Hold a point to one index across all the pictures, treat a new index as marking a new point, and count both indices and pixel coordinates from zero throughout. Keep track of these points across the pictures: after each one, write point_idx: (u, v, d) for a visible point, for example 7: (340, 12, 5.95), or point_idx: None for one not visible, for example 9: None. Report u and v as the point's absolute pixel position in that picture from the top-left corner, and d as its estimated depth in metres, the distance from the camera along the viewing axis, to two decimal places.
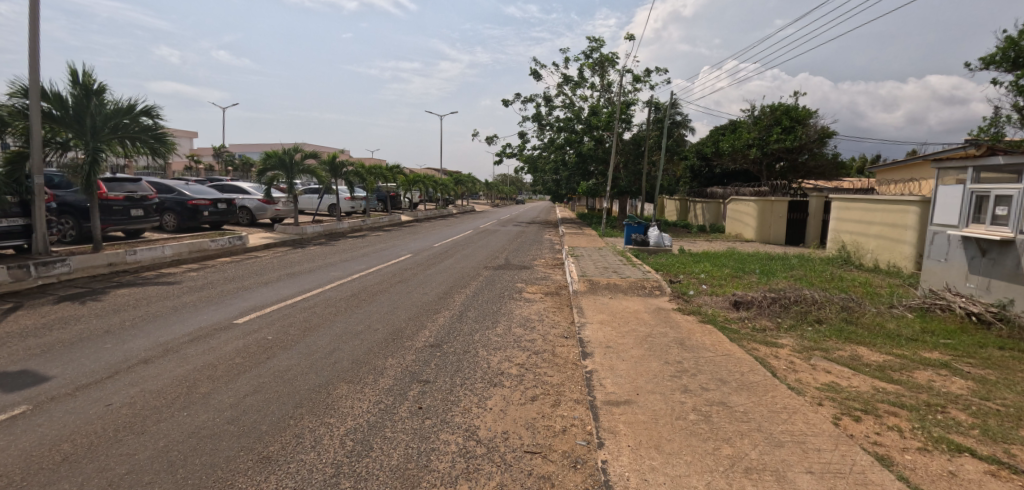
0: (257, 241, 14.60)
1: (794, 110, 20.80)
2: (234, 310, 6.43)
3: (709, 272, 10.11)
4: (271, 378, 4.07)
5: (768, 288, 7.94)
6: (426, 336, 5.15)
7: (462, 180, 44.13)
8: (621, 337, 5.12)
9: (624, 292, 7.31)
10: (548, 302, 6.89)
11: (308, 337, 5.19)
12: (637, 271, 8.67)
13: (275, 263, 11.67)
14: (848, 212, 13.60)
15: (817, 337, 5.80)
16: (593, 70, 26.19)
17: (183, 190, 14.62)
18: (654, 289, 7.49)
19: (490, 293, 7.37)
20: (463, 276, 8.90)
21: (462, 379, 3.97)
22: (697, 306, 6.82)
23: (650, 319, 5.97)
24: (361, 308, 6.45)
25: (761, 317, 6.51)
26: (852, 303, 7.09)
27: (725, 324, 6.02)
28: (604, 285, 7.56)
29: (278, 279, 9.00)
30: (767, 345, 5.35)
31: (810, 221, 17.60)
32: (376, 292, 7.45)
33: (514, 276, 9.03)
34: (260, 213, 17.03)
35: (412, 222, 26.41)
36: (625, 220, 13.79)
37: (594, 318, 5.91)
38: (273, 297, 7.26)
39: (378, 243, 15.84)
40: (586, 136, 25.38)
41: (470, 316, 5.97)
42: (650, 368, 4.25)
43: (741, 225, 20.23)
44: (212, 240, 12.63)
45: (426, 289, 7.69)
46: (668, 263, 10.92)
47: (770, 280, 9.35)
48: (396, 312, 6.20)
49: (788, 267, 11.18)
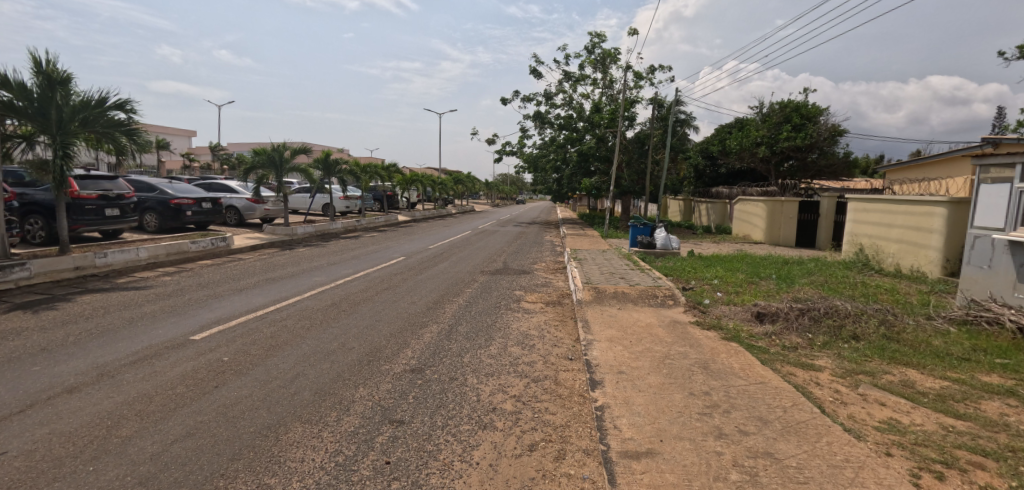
0: (243, 242, 13.87)
1: (804, 106, 20.04)
2: (195, 324, 5.70)
3: (723, 277, 9.38)
4: (211, 417, 3.34)
5: (792, 298, 7.19)
6: (408, 359, 4.41)
7: (462, 179, 43.37)
8: (635, 360, 4.38)
9: (634, 301, 6.59)
10: (549, 314, 6.15)
11: (270, 358, 4.47)
12: (647, 277, 7.93)
13: (259, 266, 10.96)
14: (866, 214, 12.86)
15: (857, 358, 5.07)
16: (595, 67, 25.43)
17: (165, 189, 13.90)
18: (666, 298, 6.76)
19: (485, 303, 6.64)
20: (456, 283, 8.15)
21: (445, 419, 3.24)
22: (716, 319, 6.09)
23: (666, 336, 5.24)
24: (339, 321, 5.72)
25: (790, 332, 5.77)
26: (888, 316, 6.35)
27: (751, 341, 5.29)
28: (611, 294, 6.82)
29: (257, 285, 8.28)
30: (804, 368, 4.61)
31: (822, 222, 16.85)
32: (359, 302, 6.71)
33: (512, 282, 8.29)
34: (249, 213, 16.30)
35: (409, 222, 25.70)
36: (630, 221, 13.07)
37: (602, 334, 5.17)
38: (243, 307, 6.52)
39: (371, 245, 15.09)
40: (588, 135, 24.62)
41: (461, 331, 5.24)
42: (673, 403, 3.51)
43: (749, 226, 19.47)
44: (192, 241, 11.90)
45: (414, 298, 6.95)
46: (677, 267, 10.18)
47: (791, 287, 8.60)
48: (377, 326, 5.48)
49: (806, 272, 10.43)
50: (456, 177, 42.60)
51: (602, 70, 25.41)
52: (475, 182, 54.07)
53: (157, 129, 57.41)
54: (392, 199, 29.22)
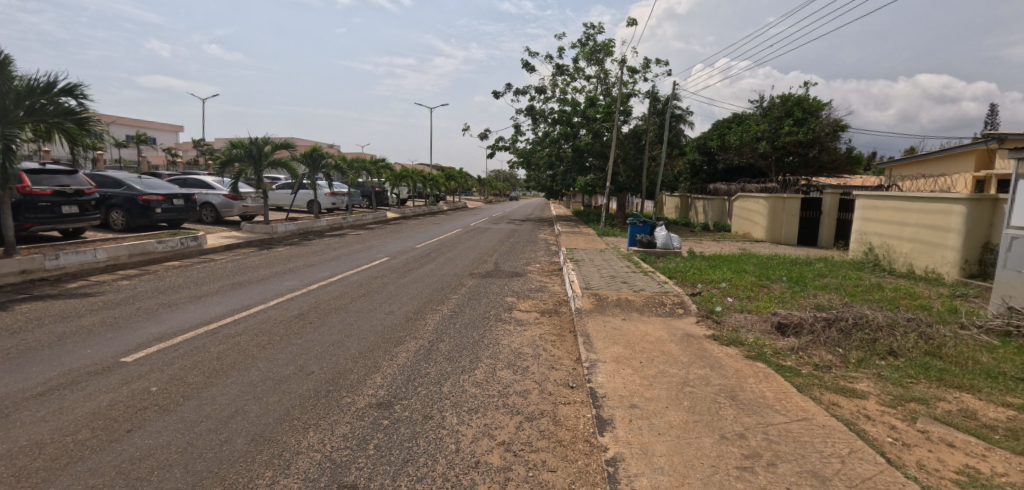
0: (217, 241, 13.02)
1: (806, 100, 19.40)
2: (134, 341, 4.90)
3: (732, 280, 8.69)
4: (109, 478, 2.57)
5: (813, 305, 6.50)
6: (374, 389, 3.65)
7: (454, 175, 42.54)
8: (649, 389, 3.65)
9: (640, 310, 5.86)
10: (544, 326, 5.40)
11: (208, 390, 3.70)
12: (651, 281, 7.21)
13: (230, 268, 10.13)
14: (876, 211, 12.23)
15: (903, 380, 4.37)
16: (590, 59, 24.63)
17: (133, 184, 13.00)
18: (676, 306, 6.03)
19: (473, 312, 5.89)
20: (442, 288, 7.37)
21: (411, 482, 2.48)
22: (733, 331, 5.39)
23: (680, 353, 4.53)
24: (302, 336, 4.95)
25: (818, 347, 5.08)
26: (924, 326, 5.67)
27: (777, 360, 4.60)
28: (613, 300, 6.08)
29: (222, 290, 7.47)
30: (846, 396, 3.90)
31: (825, 221, 16.27)
32: (331, 311, 5.94)
33: (504, 286, 7.53)
34: (226, 210, 15.38)
35: (398, 219, 24.86)
36: (629, 218, 12.34)
37: (606, 352, 4.45)
38: (195, 319, 5.70)
39: (355, 244, 14.26)
40: (583, 130, 23.87)
41: (442, 350, 4.49)
42: (703, 453, 2.79)
43: (750, 224, 18.85)
44: (159, 241, 11.02)
45: (394, 307, 6.18)
46: (680, 269, 9.49)
47: (807, 291, 7.91)
48: (346, 343, 4.72)
49: (818, 274, 9.77)
50: (447, 172, 41.63)
51: (597, 63, 24.63)
52: (467, 178, 53.18)
53: (139, 123, 55.71)
54: (381, 196, 28.33)
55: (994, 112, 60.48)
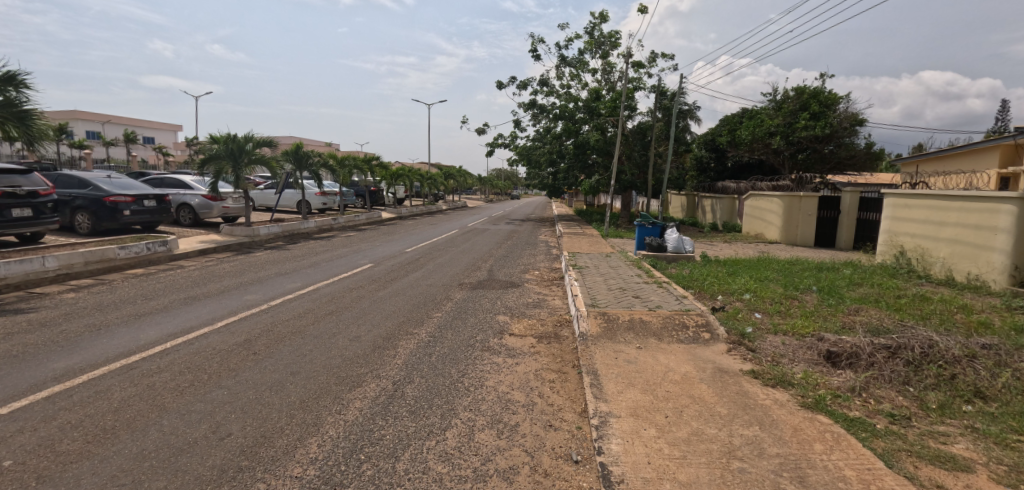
0: (190, 245, 12.03)
1: (823, 92, 18.29)
2: (23, 383, 3.90)
3: (757, 290, 7.64)
4: None
5: (863, 327, 5.45)
6: (303, 466, 2.64)
7: (453, 173, 41.48)
8: (682, 467, 2.62)
9: (659, 335, 4.80)
10: (541, 358, 4.35)
11: (76, 470, 2.69)
12: (666, 294, 6.14)
13: (196, 276, 9.15)
14: (908, 211, 11.15)
15: (1008, 436, 3.33)
16: (594, 51, 23.51)
17: (99, 184, 12.02)
18: (700, 329, 4.97)
19: (456, 338, 4.85)
20: (424, 303, 6.34)
21: None
22: (774, 364, 4.36)
23: (716, 400, 3.50)
24: (236, 375, 3.95)
25: (884, 388, 4.06)
26: (1006, 355, 4.63)
27: (840, 409, 3.56)
28: (624, 322, 5.03)
29: (171, 306, 6.47)
30: (949, 469, 2.86)
31: (844, 220, 15.28)
32: (284, 337, 4.93)
33: (495, 300, 6.50)
34: (205, 211, 14.37)
35: (393, 219, 23.83)
36: (636, 219, 11.30)
37: (622, 400, 3.43)
38: (118, 349, 4.70)
39: (341, 248, 13.24)
40: (587, 126, 22.80)
41: (408, 397, 3.48)
42: None
43: (763, 224, 17.77)
44: (121, 246, 10.05)
45: (362, 329, 5.17)
46: (697, 278, 8.44)
47: (847, 307, 6.86)
48: (287, 386, 3.71)
49: (849, 283, 8.73)
50: (446, 171, 40.55)
51: (602, 56, 23.53)
52: (468, 176, 52.13)
53: (136, 120, 54.85)
54: (376, 195, 27.24)
55: (1006, 105, 58.99)
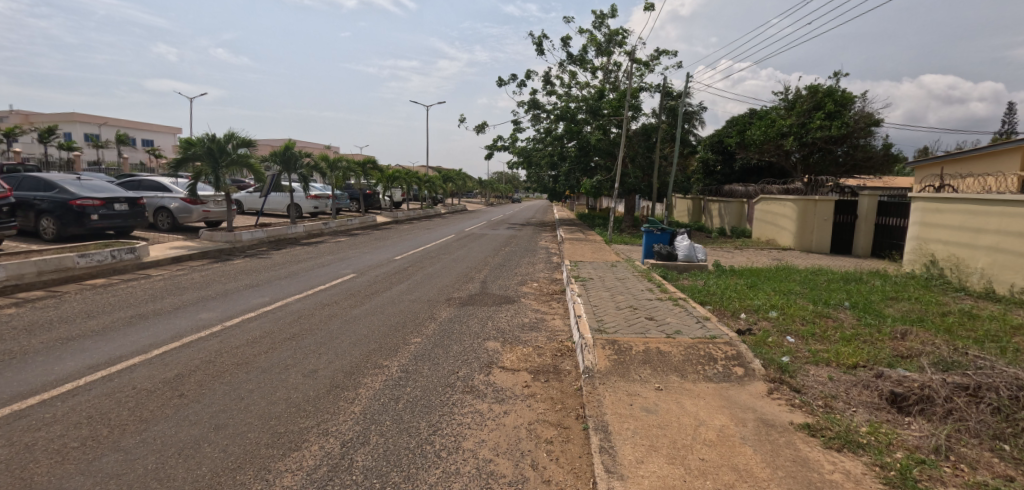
0: (163, 252, 11.14)
1: (838, 91, 17.43)
2: None
3: (783, 307, 6.75)
4: None
5: (922, 358, 4.58)
6: None
7: (452, 176, 40.60)
8: None
9: (681, 371, 3.91)
10: (537, 404, 3.47)
11: None
12: (683, 315, 5.25)
13: (159, 288, 8.28)
14: (941, 216, 10.23)
15: None
16: (598, 50, 22.69)
17: (67, 186, 11.21)
18: (730, 362, 4.07)
19: (433, 374, 3.96)
20: (403, 324, 5.45)
21: None
22: (830, 413, 3.46)
23: (768, 476, 2.59)
24: (143, 432, 3.10)
25: (976, 449, 3.15)
26: None
27: (933, 488, 2.65)
28: (638, 354, 4.14)
29: (110, 328, 5.59)
30: None
31: (861, 226, 14.44)
32: (223, 375, 4.05)
33: (486, 320, 5.61)
34: (183, 215, 13.47)
35: (388, 224, 22.93)
36: (644, 225, 10.44)
37: (640, 478, 2.53)
38: (15, 389, 3.80)
39: (327, 255, 12.35)
40: (589, 127, 21.96)
41: (355, 471, 2.59)
42: None
43: (775, 229, 16.83)
44: (81, 254, 9.16)
45: (321, 361, 4.30)
46: (714, 291, 7.55)
47: (890, 328, 5.95)
48: (202, 451, 2.85)
49: (884, 298, 7.81)
50: (444, 173, 39.65)
51: (606, 54, 22.73)
52: (467, 179, 51.26)
53: (132, 121, 54.21)
54: (371, 198, 26.38)
55: (1013, 108, 58.15)
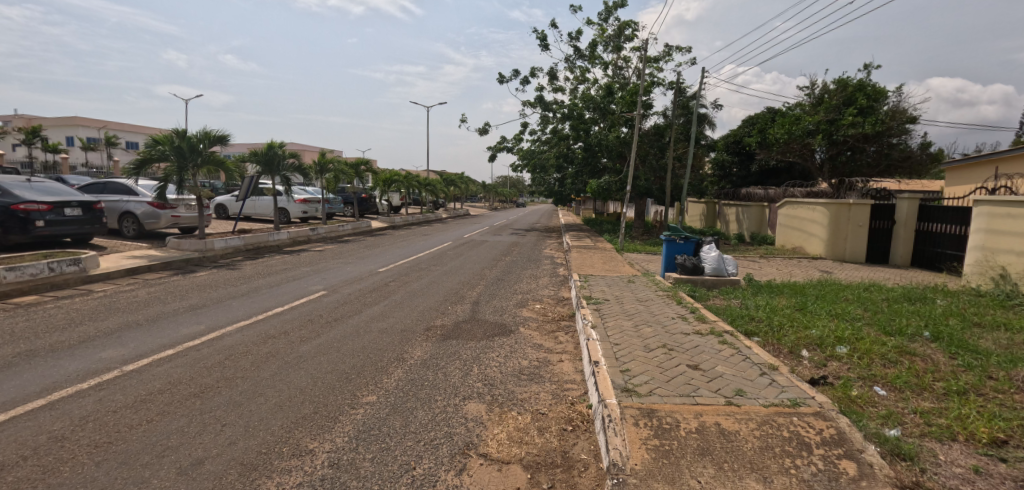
0: (117, 264, 9.82)
1: (870, 84, 16.01)
2: None
3: (853, 340, 5.28)
4: None
5: None
6: None
7: (454, 179, 39.26)
8: None
9: (762, 472, 2.49)
10: None
11: None
12: (739, 363, 3.82)
13: (90, 308, 6.93)
14: (1014, 222, 8.71)
15: None
16: (607, 44, 21.32)
17: (12, 188, 9.92)
18: (833, 452, 2.66)
19: (375, 473, 2.55)
20: (358, 371, 4.06)
21: None
22: None
23: None
24: None
25: None
26: None
27: None
28: (691, 439, 2.72)
29: None
30: None
31: (901, 232, 12.98)
32: (59, 470, 2.68)
33: (471, 364, 4.20)
34: (151, 221, 12.19)
35: (383, 230, 21.58)
36: (664, 234, 9.02)
37: None
38: None
39: (305, 266, 10.98)
40: (598, 126, 20.56)
41: None
42: None
43: (802, 235, 15.32)
44: (10, 266, 7.84)
45: (217, 441, 2.92)
46: (758, 316, 6.13)
47: (1008, 374, 4.50)
48: None
49: (967, 324, 6.36)
50: (447, 177, 38.42)
51: (616, 49, 21.35)
52: (470, 184, 49.93)
53: (129, 123, 53.29)
54: (367, 202, 25.08)
55: None
